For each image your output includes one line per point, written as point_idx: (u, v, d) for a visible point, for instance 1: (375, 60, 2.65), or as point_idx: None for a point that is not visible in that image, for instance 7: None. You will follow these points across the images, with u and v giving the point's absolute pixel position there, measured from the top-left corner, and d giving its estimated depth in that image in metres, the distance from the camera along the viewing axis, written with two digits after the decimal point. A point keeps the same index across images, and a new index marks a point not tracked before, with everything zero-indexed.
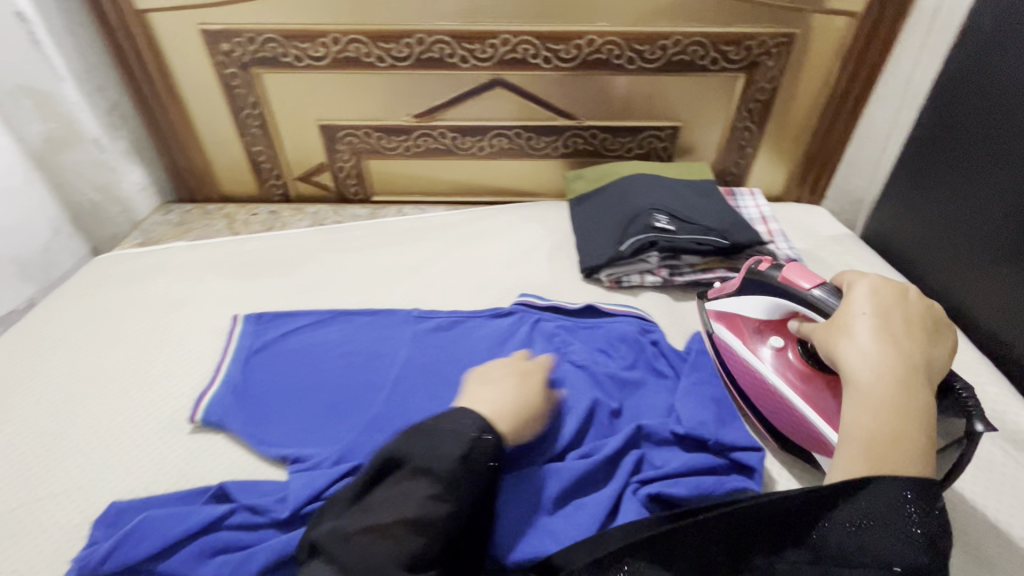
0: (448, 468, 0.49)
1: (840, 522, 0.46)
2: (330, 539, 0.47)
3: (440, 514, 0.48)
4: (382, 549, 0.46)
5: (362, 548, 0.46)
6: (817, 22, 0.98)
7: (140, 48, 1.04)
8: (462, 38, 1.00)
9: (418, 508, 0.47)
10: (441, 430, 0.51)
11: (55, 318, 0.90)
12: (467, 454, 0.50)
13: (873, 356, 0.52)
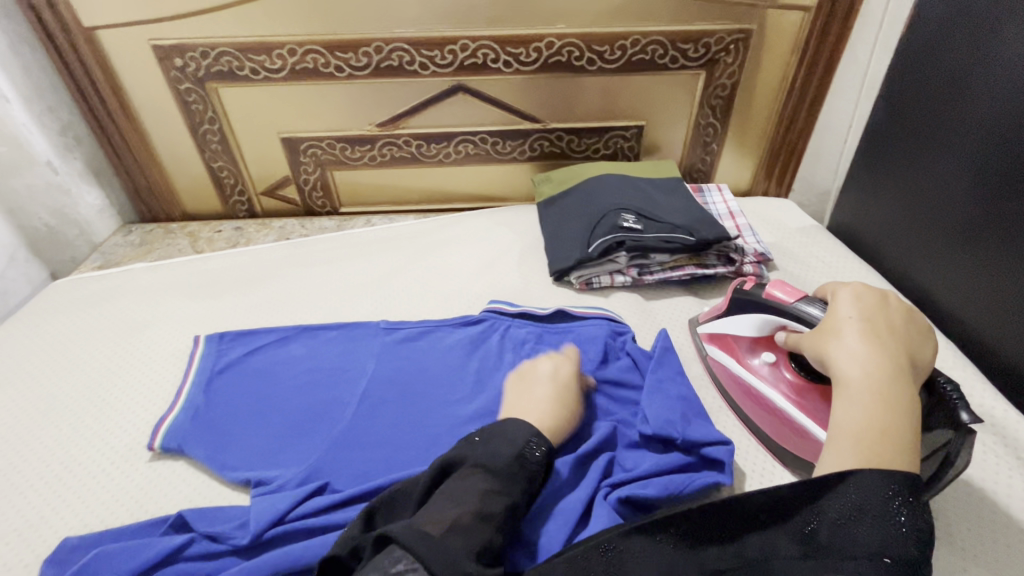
0: (506, 463, 0.52)
1: (830, 516, 0.45)
2: (406, 532, 0.44)
3: (500, 508, 0.49)
4: (445, 543, 0.44)
5: (435, 542, 0.44)
6: (772, 16, 0.99)
7: (90, 66, 1.01)
8: (420, 45, 0.99)
9: (483, 501, 0.49)
10: (504, 431, 0.55)
11: (7, 348, 0.87)
12: (529, 452, 0.54)
13: (862, 356, 0.52)
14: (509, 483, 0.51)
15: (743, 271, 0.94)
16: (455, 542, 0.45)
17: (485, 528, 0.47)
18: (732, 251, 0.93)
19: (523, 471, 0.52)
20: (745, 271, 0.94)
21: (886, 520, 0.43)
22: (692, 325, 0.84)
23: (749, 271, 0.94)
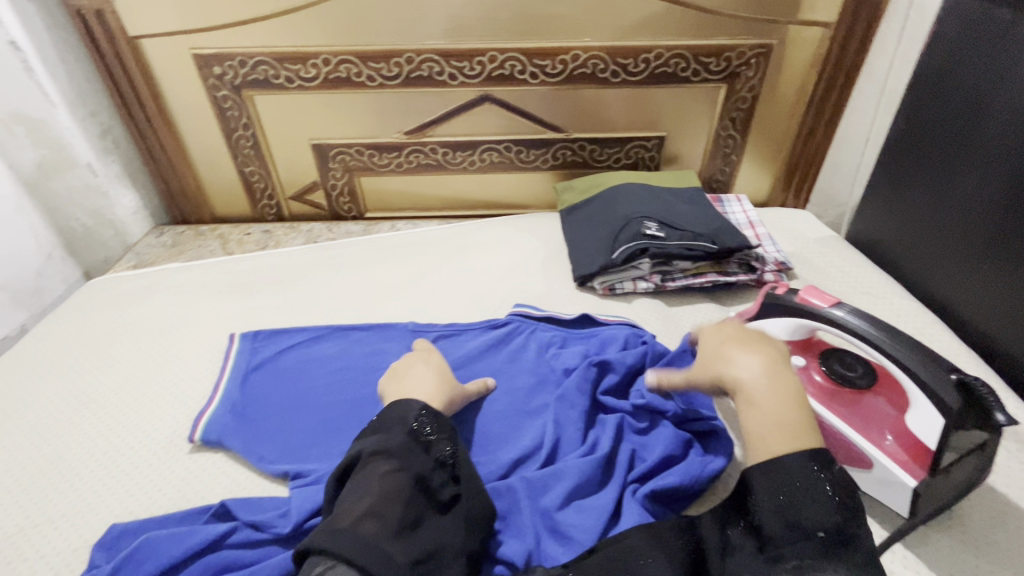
0: (401, 441, 0.56)
1: (769, 502, 0.50)
2: (325, 535, 0.47)
3: (405, 482, 0.53)
4: (360, 531, 0.48)
5: (347, 533, 0.47)
6: (793, 32, 1.01)
7: (133, 74, 1.05)
8: (450, 56, 1.02)
9: (386, 482, 0.52)
10: (396, 412, 0.60)
11: (49, 342, 0.90)
12: (419, 428, 0.58)
13: (748, 369, 0.58)
14: (408, 460, 0.55)
15: (764, 279, 0.95)
16: (367, 526, 0.48)
17: (397, 503, 0.51)
18: (753, 260, 0.95)
19: (421, 445, 0.57)
20: (766, 279, 0.95)
21: (804, 498, 0.48)
22: None
23: (770, 279, 0.96)
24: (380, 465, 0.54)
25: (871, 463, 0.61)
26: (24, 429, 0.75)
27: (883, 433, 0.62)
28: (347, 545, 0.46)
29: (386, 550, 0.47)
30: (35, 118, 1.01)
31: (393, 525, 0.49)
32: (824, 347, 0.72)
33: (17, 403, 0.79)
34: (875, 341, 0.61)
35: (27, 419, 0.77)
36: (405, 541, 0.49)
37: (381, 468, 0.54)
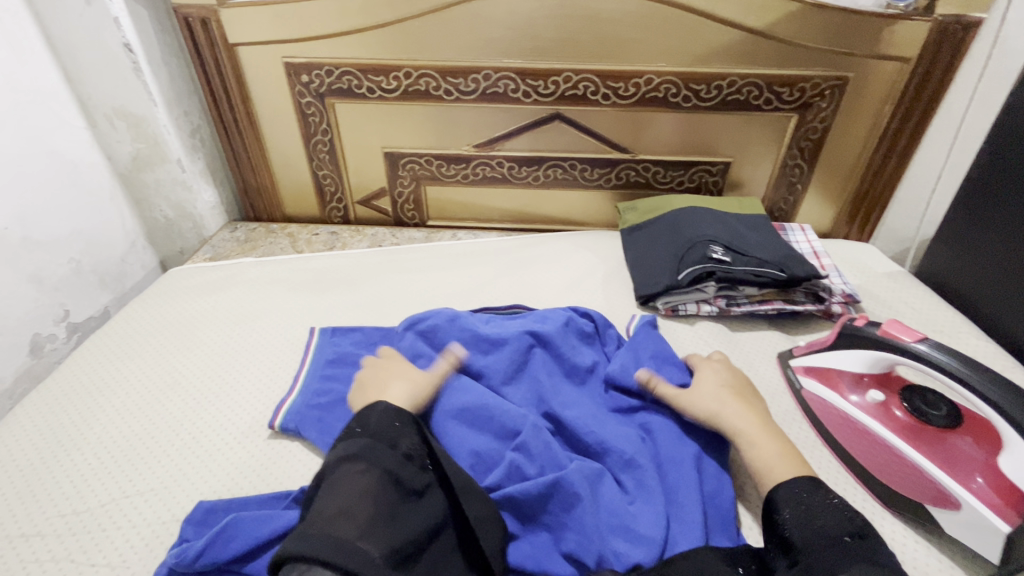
0: (378, 444, 0.56)
1: (789, 523, 0.54)
2: (297, 540, 0.45)
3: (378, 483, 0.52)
4: (334, 533, 0.46)
5: (319, 535, 0.45)
6: (871, 65, 1.01)
7: (226, 77, 1.12)
8: (526, 74, 1.05)
9: (361, 483, 0.51)
10: (372, 415, 0.59)
11: (135, 325, 0.96)
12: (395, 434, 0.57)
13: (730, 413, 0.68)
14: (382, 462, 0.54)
15: (831, 311, 0.94)
16: (341, 527, 0.47)
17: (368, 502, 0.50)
18: (821, 290, 0.94)
19: (394, 446, 0.56)
20: (834, 311, 0.94)
21: (820, 513, 0.53)
22: (782, 361, 0.84)
23: (837, 311, 0.94)
24: (351, 466, 0.53)
25: (960, 501, 0.59)
26: (114, 405, 0.80)
27: (971, 475, 0.60)
28: (320, 544, 0.45)
29: (360, 549, 0.45)
30: (137, 115, 1.07)
31: (367, 524, 0.48)
32: (905, 383, 0.71)
33: (107, 379, 0.84)
34: (966, 379, 0.59)
35: (116, 395, 0.81)
36: (378, 539, 0.47)
37: (353, 469, 0.53)
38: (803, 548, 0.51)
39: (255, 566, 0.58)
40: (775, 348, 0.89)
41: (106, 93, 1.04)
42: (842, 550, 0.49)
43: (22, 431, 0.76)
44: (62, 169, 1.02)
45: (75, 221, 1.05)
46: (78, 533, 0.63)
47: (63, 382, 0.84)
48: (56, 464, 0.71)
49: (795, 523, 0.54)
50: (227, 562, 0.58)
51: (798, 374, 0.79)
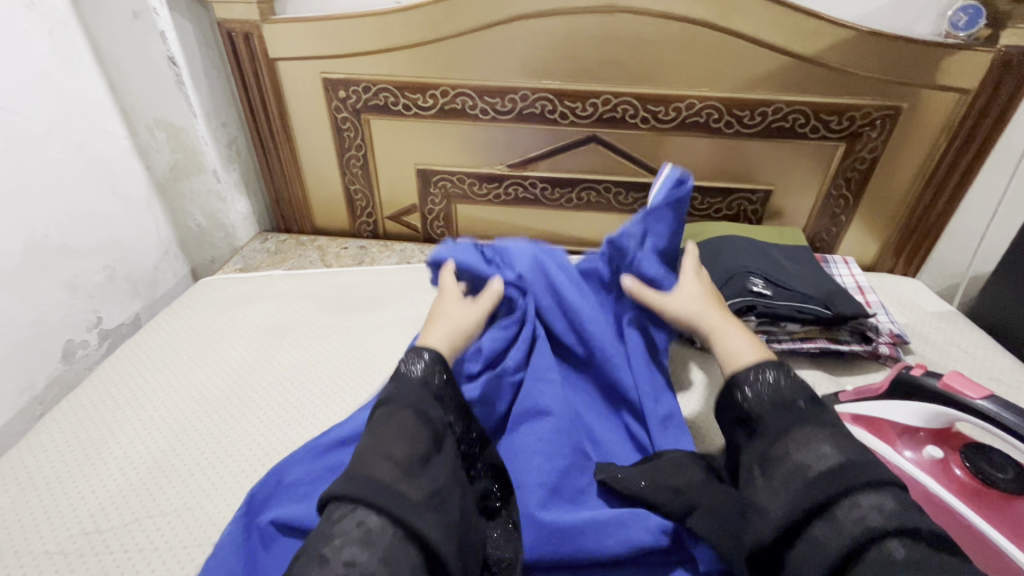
0: (423, 391, 0.55)
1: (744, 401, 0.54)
2: (344, 482, 0.44)
3: (425, 430, 0.51)
4: (384, 474, 0.45)
5: (369, 475, 0.45)
6: (926, 96, 0.97)
7: (265, 91, 1.12)
8: (564, 96, 1.04)
9: (406, 425, 0.50)
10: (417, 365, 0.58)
11: (164, 336, 0.96)
12: (438, 384, 0.57)
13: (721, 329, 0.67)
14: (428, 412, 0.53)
15: (879, 351, 0.89)
16: (389, 469, 0.46)
17: (417, 446, 0.49)
18: (868, 329, 0.90)
19: (433, 393, 0.55)
20: (881, 352, 0.89)
21: (779, 395, 0.52)
22: (824, 405, 0.77)
23: (884, 352, 0.89)
24: (388, 411, 0.52)
25: None
26: (143, 419, 0.80)
27: None
28: (370, 483, 0.44)
29: (404, 492, 0.44)
30: (177, 126, 1.09)
31: (413, 463, 0.47)
32: (967, 441, 0.66)
33: (137, 392, 0.84)
34: None
35: (144, 409, 0.81)
36: (420, 478, 0.47)
37: (390, 412, 0.52)
38: (759, 416, 0.52)
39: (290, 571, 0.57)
40: (818, 390, 0.84)
41: (148, 104, 1.06)
42: (797, 417, 0.50)
43: (52, 443, 0.76)
44: (103, 176, 1.03)
45: (113, 228, 1.06)
46: (101, 554, 0.63)
47: (93, 393, 0.84)
48: (83, 479, 0.71)
49: (752, 393, 0.53)
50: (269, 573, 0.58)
51: (845, 421, 0.73)
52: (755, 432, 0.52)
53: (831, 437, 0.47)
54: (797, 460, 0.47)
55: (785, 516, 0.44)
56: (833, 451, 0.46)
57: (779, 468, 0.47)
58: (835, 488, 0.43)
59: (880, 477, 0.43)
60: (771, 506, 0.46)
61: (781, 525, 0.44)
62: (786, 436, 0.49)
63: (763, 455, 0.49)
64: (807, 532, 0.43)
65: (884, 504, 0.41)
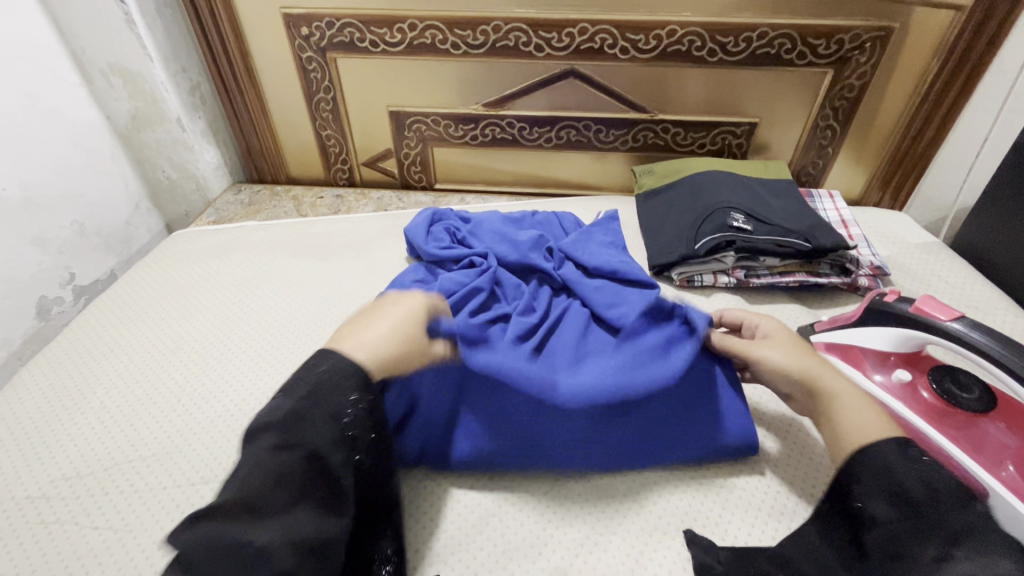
0: (288, 411, 0.47)
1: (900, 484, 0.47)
2: (185, 544, 0.41)
3: (298, 460, 0.45)
4: (222, 531, 0.41)
5: (206, 531, 0.41)
6: (918, 14, 0.92)
7: (223, 30, 1.06)
8: (539, 26, 0.98)
9: (273, 456, 0.45)
10: (297, 379, 0.50)
11: (138, 289, 0.95)
12: (315, 390, 0.48)
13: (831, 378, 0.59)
14: (321, 450, 0.46)
15: (858, 284, 0.88)
16: (237, 527, 0.41)
17: (280, 481, 0.44)
18: (847, 262, 0.89)
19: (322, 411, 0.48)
20: (860, 284, 0.88)
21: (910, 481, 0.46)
22: (802, 336, 0.79)
23: (863, 285, 0.89)
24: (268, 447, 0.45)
25: (986, 492, 0.57)
26: (118, 369, 0.79)
27: (1001, 463, 0.56)
28: (200, 558, 0.40)
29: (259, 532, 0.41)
30: (133, 71, 1.03)
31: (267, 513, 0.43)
32: (935, 363, 0.66)
33: (113, 343, 0.84)
34: (1005, 363, 0.55)
35: (119, 359, 0.81)
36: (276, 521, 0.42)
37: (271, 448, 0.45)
38: (924, 505, 0.44)
39: None
40: (794, 323, 0.84)
41: (100, 48, 1.00)
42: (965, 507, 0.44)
43: (28, 394, 0.76)
44: (60, 127, 0.99)
45: (78, 183, 1.03)
46: (82, 497, 0.64)
47: (67, 346, 0.84)
48: (59, 429, 0.71)
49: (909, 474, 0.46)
50: None
51: (818, 350, 0.74)
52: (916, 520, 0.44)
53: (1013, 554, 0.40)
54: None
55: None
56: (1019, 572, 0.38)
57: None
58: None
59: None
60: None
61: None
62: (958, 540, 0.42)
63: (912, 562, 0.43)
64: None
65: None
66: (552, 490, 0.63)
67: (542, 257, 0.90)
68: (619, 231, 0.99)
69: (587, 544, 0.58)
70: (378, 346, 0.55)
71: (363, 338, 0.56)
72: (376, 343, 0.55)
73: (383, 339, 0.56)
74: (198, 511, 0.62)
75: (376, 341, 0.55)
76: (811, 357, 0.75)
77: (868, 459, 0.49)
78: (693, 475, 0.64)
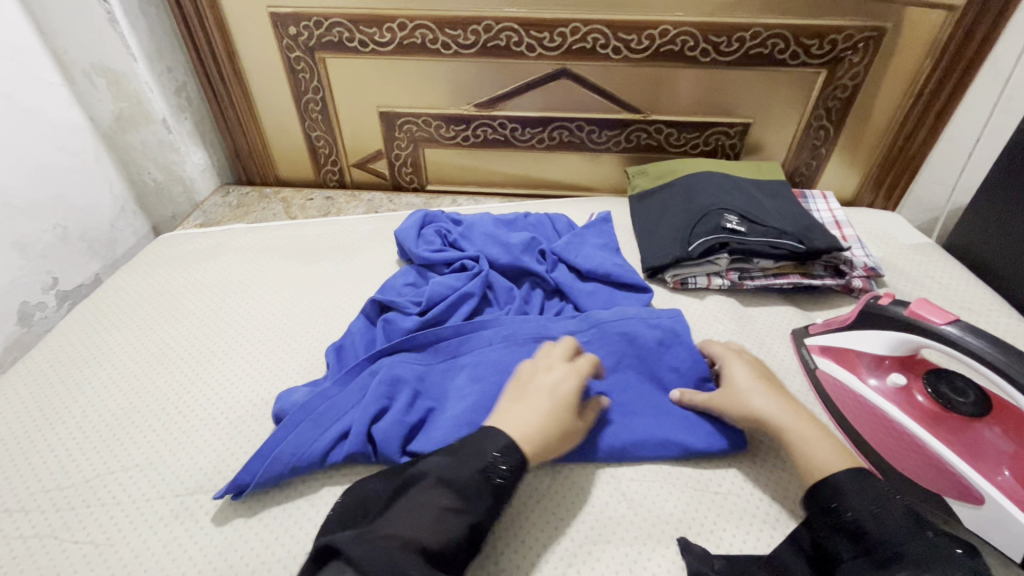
0: (468, 478, 0.51)
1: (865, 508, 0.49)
2: (353, 546, 0.45)
3: (460, 527, 0.49)
4: (388, 553, 0.45)
5: (376, 548, 0.45)
6: (910, 15, 0.92)
7: (210, 30, 1.05)
8: (530, 26, 0.97)
9: (444, 515, 0.49)
10: (473, 445, 0.54)
11: (122, 294, 0.93)
12: (492, 467, 0.52)
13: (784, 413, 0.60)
14: (475, 505, 0.51)
15: (852, 285, 0.88)
16: (403, 557, 0.45)
17: (442, 542, 0.47)
18: (842, 263, 0.88)
19: (479, 469, 0.52)
20: (854, 286, 0.88)
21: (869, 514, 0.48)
22: (796, 339, 0.79)
23: (858, 286, 0.88)
24: (436, 492, 0.50)
25: (982, 496, 0.55)
26: (101, 376, 0.78)
27: (998, 467, 0.56)
28: (363, 564, 0.44)
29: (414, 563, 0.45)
30: (117, 71, 1.01)
31: (428, 559, 0.46)
32: (931, 367, 0.66)
33: (96, 350, 0.82)
34: (1001, 366, 0.54)
35: (103, 366, 0.79)
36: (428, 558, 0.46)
37: (438, 494, 0.50)
38: (875, 538, 0.47)
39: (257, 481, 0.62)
40: (788, 326, 0.84)
41: (82, 48, 0.98)
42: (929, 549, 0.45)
43: (7, 403, 0.74)
44: (42, 129, 0.97)
45: (61, 186, 1.01)
46: (62, 509, 0.62)
47: (48, 354, 0.82)
48: (39, 438, 0.70)
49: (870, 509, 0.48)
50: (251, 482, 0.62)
51: (813, 353, 0.74)
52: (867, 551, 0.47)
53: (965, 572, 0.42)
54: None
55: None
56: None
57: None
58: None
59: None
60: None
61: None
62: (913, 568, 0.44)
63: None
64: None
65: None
66: (542, 497, 0.62)
67: (534, 260, 0.89)
68: (612, 233, 0.98)
69: (579, 553, 0.57)
70: (529, 430, 0.56)
71: (518, 415, 0.57)
72: (531, 427, 0.56)
73: (539, 420, 0.57)
74: (182, 523, 0.61)
75: (529, 423, 0.57)
76: (806, 359, 0.74)
77: (819, 498, 0.52)
78: (683, 478, 0.64)
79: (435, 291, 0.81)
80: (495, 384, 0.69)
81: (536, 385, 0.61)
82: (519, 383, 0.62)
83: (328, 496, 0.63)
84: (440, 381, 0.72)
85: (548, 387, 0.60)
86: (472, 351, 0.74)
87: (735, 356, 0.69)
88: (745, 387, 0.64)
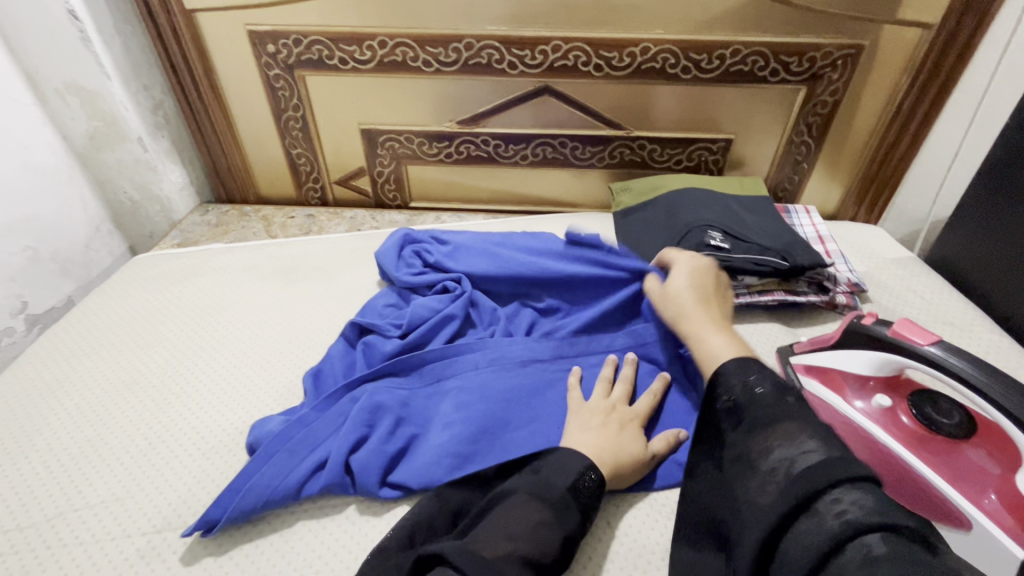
0: (560, 493, 0.54)
1: (731, 387, 0.52)
2: (457, 554, 0.47)
3: (557, 539, 0.51)
4: (496, 564, 0.46)
5: (482, 562, 0.46)
6: (886, 32, 0.93)
7: (186, 47, 1.03)
8: (511, 44, 0.97)
9: (541, 527, 0.51)
10: (557, 463, 0.57)
11: (93, 319, 0.90)
12: (580, 485, 0.55)
13: (696, 317, 0.67)
14: (566, 521, 0.53)
15: (836, 301, 0.88)
16: (510, 565, 0.47)
17: (541, 553, 0.49)
18: (825, 280, 0.89)
19: (569, 487, 0.54)
20: (838, 302, 0.88)
21: (731, 392, 0.51)
22: (782, 356, 0.77)
23: (842, 302, 0.88)
24: (533, 507, 0.52)
25: (969, 522, 0.55)
26: (69, 407, 0.75)
27: (983, 491, 0.55)
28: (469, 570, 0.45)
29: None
30: (90, 90, 0.99)
31: (531, 569, 0.48)
32: (914, 387, 0.65)
33: (64, 378, 0.79)
34: (984, 388, 0.54)
35: (71, 396, 0.77)
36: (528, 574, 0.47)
37: (535, 510, 0.52)
38: (746, 408, 0.49)
39: (231, 516, 0.59)
40: (773, 343, 0.83)
41: (55, 67, 0.96)
42: (788, 409, 0.47)
43: None
44: (12, 150, 0.94)
45: (31, 207, 0.98)
46: (22, 551, 0.59)
47: (14, 384, 0.79)
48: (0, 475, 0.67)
49: (742, 382, 0.51)
50: (225, 517, 0.59)
51: (798, 373, 0.72)
52: (741, 422, 0.49)
53: (816, 432, 0.44)
54: (770, 467, 0.44)
55: (754, 539, 0.41)
56: (818, 446, 0.42)
57: (757, 473, 0.44)
58: (802, 488, 0.40)
59: (858, 472, 0.39)
60: (752, 510, 0.43)
61: (761, 534, 0.40)
62: (773, 427, 0.46)
63: (744, 454, 0.47)
64: (789, 532, 0.39)
65: (865, 499, 0.37)
66: None
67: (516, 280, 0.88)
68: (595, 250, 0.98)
69: None
70: (606, 455, 0.59)
71: (591, 437, 0.61)
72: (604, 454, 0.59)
73: (613, 444, 0.60)
74: (147, 564, 0.58)
75: (603, 445, 0.60)
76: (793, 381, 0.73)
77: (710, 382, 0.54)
78: (670, 506, 0.62)
79: (413, 315, 0.79)
80: (479, 409, 0.67)
81: (601, 413, 0.64)
82: (583, 412, 0.64)
83: (302, 531, 0.61)
84: (420, 409, 0.70)
85: (614, 417, 0.64)
86: (454, 375, 0.72)
87: (683, 263, 0.76)
88: (677, 294, 0.71)
